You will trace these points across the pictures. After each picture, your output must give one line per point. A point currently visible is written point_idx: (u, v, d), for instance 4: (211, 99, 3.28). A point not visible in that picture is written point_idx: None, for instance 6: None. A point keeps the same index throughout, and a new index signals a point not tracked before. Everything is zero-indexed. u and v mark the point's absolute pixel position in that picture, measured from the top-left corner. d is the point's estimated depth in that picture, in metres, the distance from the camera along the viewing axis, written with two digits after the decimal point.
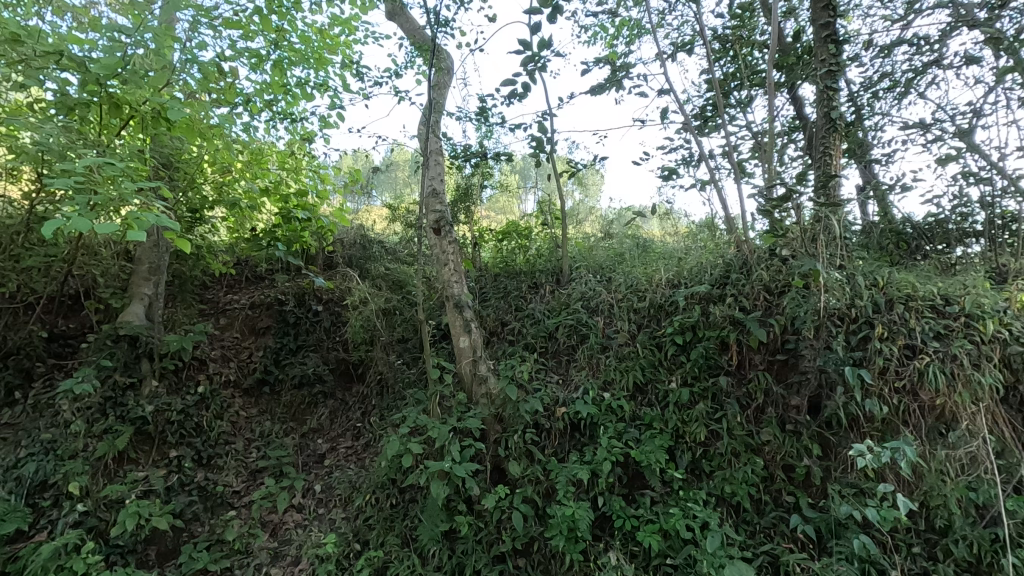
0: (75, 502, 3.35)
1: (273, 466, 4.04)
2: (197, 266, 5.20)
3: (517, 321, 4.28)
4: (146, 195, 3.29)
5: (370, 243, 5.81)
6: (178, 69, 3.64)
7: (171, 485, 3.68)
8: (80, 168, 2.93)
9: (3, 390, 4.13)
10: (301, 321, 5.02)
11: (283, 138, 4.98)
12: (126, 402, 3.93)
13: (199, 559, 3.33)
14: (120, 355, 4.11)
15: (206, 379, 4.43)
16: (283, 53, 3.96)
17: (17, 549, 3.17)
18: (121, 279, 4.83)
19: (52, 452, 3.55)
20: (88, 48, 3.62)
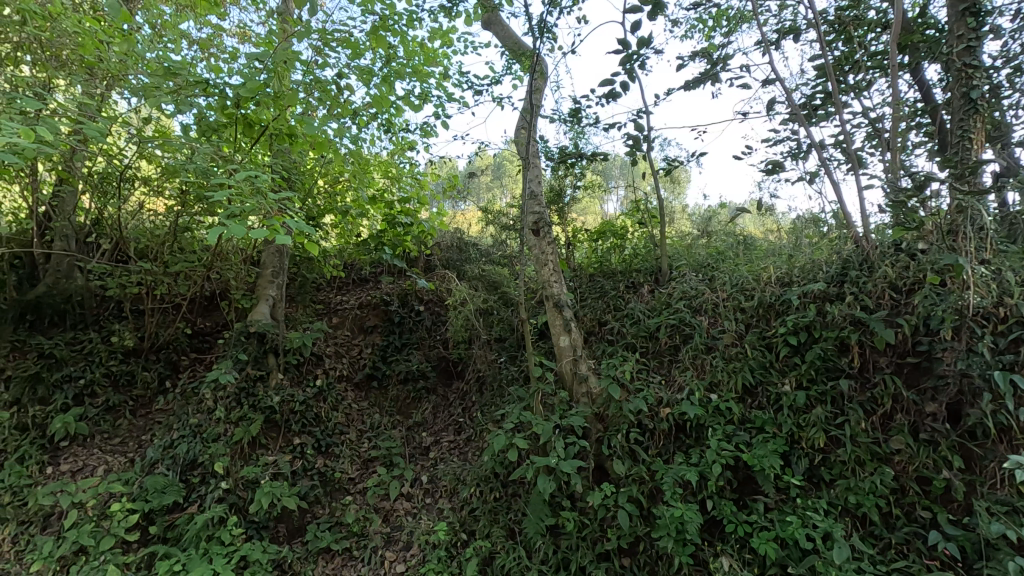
0: (219, 479, 3.75)
1: (384, 455, 4.32)
2: (313, 269, 5.67)
3: (616, 321, 4.27)
4: (282, 204, 3.60)
5: (467, 247, 6.12)
6: (300, 89, 3.94)
7: (297, 470, 4.01)
8: (235, 181, 3.31)
9: (157, 379, 4.75)
10: (406, 320, 5.36)
11: (387, 148, 5.26)
12: (257, 392, 4.33)
13: (323, 538, 3.62)
14: (251, 350, 4.53)
15: (323, 373, 4.80)
16: (391, 67, 4.14)
17: (174, 519, 3.60)
18: (249, 282, 5.32)
19: (199, 435, 3.99)
20: (226, 75, 4.04)
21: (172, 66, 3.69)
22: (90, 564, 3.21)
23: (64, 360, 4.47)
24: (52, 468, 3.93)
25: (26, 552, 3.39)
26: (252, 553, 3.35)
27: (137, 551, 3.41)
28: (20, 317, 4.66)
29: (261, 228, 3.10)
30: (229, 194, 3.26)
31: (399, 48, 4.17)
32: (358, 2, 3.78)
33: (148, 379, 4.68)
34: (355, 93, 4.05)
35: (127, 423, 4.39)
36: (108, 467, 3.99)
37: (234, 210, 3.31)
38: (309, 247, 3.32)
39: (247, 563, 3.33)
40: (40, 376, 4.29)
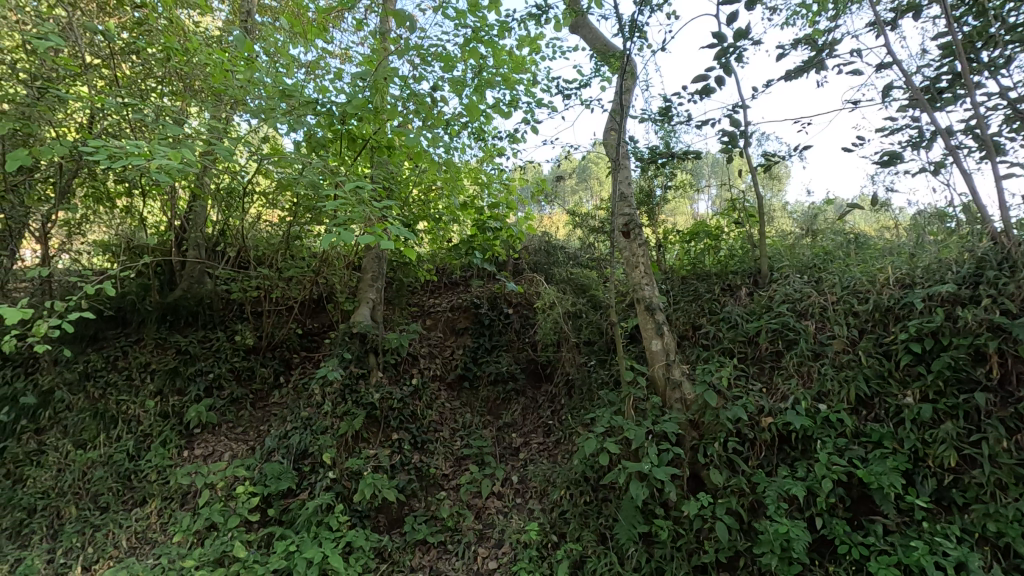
0: (327, 469, 4.04)
1: (476, 454, 4.44)
2: (408, 273, 5.96)
3: (711, 324, 4.10)
4: (383, 212, 3.82)
5: (554, 249, 6.14)
6: (398, 103, 4.16)
7: (395, 464, 4.22)
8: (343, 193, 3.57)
9: (273, 374, 5.20)
10: (495, 323, 5.48)
11: (477, 155, 5.40)
12: (359, 389, 4.61)
13: (419, 530, 3.79)
14: (355, 349, 4.83)
15: (419, 372, 5.02)
16: (481, 77, 4.25)
17: (289, 503, 3.92)
18: (351, 285, 5.68)
19: (310, 427, 4.32)
20: (331, 94, 4.35)
21: (287, 89, 4.06)
22: (220, 539, 3.58)
23: (198, 357, 5.05)
24: (188, 452, 4.43)
25: (169, 524, 3.85)
26: (356, 539, 3.58)
27: (257, 530, 3.76)
28: (162, 318, 5.35)
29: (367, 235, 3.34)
30: (337, 204, 3.52)
31: (489, 58, 4.27)
32: (452, 17, 3.92)
33: (265, 375, 5.14)
34: (447, 104, 4.21)
35: (248, 414, 4.84)
36: (233, 454, 4.42)
37: (341, 220, 3.56)
38: (407, 252, 3.51)
39: (352, 548, 3.56)
40: (179, 369, 4.92)
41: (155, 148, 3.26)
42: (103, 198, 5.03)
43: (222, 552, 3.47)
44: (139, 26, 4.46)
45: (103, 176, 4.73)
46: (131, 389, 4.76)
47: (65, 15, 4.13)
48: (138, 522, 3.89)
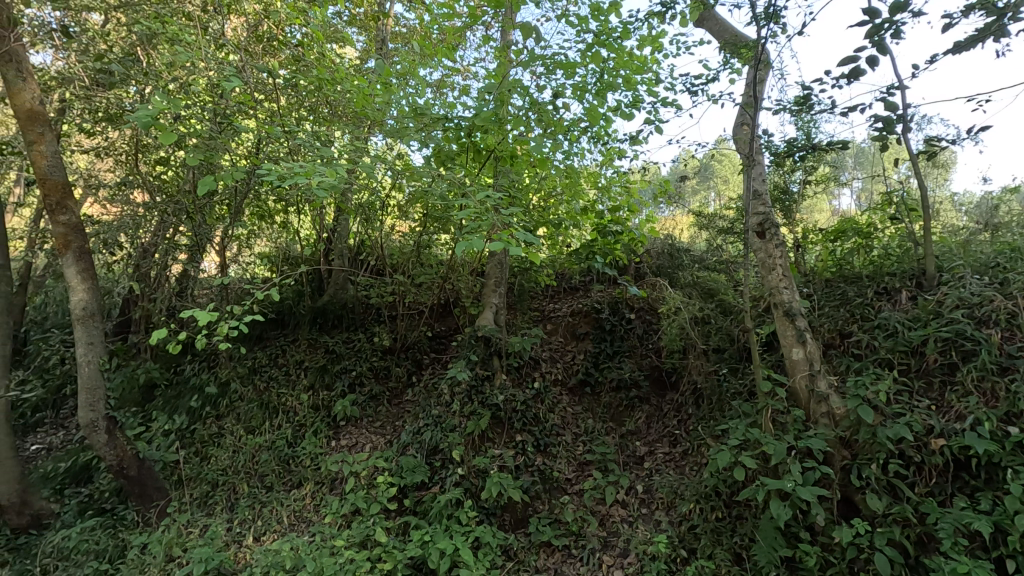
0: (456, 465, 4.25)
1: (599, 460, 4.40)
2: (528, 278, 6.07)
3: (863, 331, 3.69)
4: (508, 220, 3.93)
5: (678, 252, 5.92)
6: (520, 113, 4.27)
7: (519, 465, 4.32)
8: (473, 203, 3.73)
9: (406, 374, 5.58)
10: (617, 328, 5.38)
11: (597, 159, 5.36)
12: (484, 390, 4.78)
13: (544, 532, 3.85)
14: (480, 352, 5.03)
15: (541, 376, 5.09)
16: (602, 81, 4.23)
17: (422, 495, 4.18)
18: (476, 291, 5.91)
19: (439, 424, 4.57)
20: (458, 109, 4.60)
21: (419, 109, 4.37)
22: (364, 523, 3.91)
23: (342, 356, 5.61)
24: (336, 441, 4.89)
25: (321, 506, 4.29)
26: (484, 535, 3.71)
27: (395, 518, 4.05)
28: (313, 320, 5.99)
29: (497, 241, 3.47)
30: (468, 213, 3.70)
31: (610, 61, 4.24)
32: (574, 24, 3.95)
33: (399, 374, 5.54)
34: (569, 110, 4.23)
35: (385, 410, 5.24)
36: (373, 446, 4.82)
37: (470, 228, 3.73)
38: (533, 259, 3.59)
39: (480, 544, 3.70)
40: (326, 367, 5.49)
41: (314, 168, 3.72)
42: (266, 215, 5.72)
43: (366, 535, 3.80)
44: (297, 63, 5.05)
45: (267, 196, 5.40)
46: (289, 383, 5.37)
47: (239, 60, 4.81)
48: (296, 502, 4.38)
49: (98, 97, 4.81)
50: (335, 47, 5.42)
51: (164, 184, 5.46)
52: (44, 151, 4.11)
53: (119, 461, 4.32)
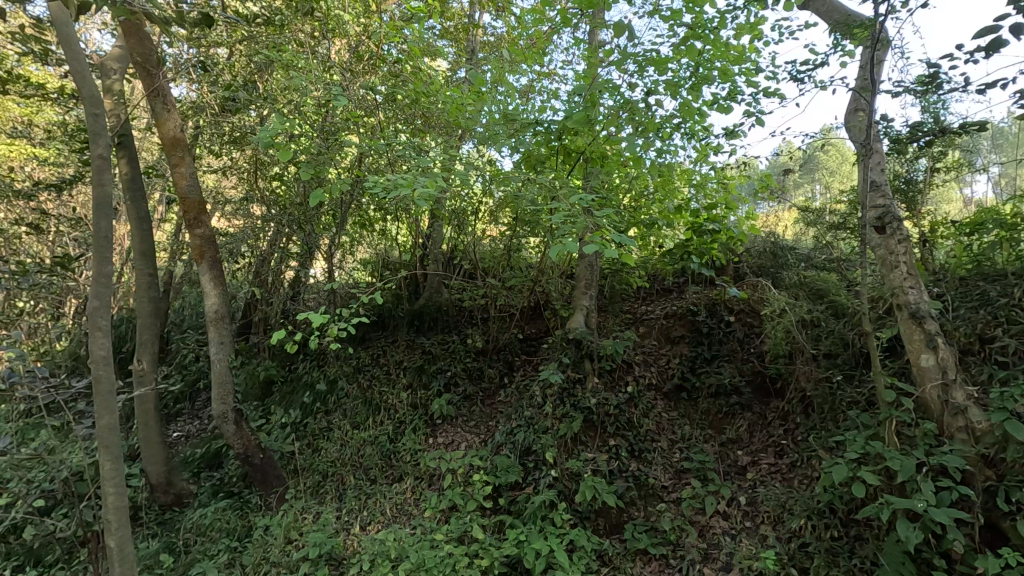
0: (549, 467, 4.27)
1: (697, 469, 4.23)
2: (619, 280, 5.97)
3: (1008, 337, 3.27)
4: (601, 222, 3.88)
5: (782, 251, 5.56)
6: (610, 113, 4.20)
7: (613, 469, 4.25)
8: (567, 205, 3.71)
9: (498, 375, 5.69)
10: (715, 331, 5.13)
11: (691, 156, 5.15)
12: (576, 393, 4.76)
13: (640, 540, 3.77)
14: (572, 355, 5.01)
15: (634, 380, 4.97)
16: (696, 74, 4.07)
17: (516, 495, 4.25)
18: (566, 293, 5.90)
19: (532, 425, 4.62)
20: (548, 113, 4.61)
21: (510, 116, 4.46)
22: (462, 519, 4.04)
23: (437, 357, 5.84)
24: (433, 439, 5.10)
25: (420, 500, 4.48)
26: (579, 539, 3.70)
27: (490, 516, 4.15)
28: (411, 322, 6.28)
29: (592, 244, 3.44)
30: (561, 216, 3.69)
31: (706, 53, 4.06)
32: (666, 19, 3.84)
33: (492, 375, 5.65)
34: (662, 107, 4.11)
35: (478, 410, 5.36)
36: (468, 444, 4.96)
37: (563, 230, 3.72)
38: (627, 260, 3.51)
39: (575, 547, 3.69)
40: (423, 367, 5.73)
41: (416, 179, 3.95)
42: (367, 224, 6.08)
43: (463, 530, 3.92)
44: (395, 78, 5.33)
45: (368, 206, 5.74)
46: (390, 382, 5.67)
47: (344, 80, 5.16)
48: (398, 495, 4.60)
49: (226, 121, 5.39)
50: (428, 60, 5.63)
51: (279, 197, 5.97)
52: (183, 172, 4.66)
53: (246, 449, 4.77)
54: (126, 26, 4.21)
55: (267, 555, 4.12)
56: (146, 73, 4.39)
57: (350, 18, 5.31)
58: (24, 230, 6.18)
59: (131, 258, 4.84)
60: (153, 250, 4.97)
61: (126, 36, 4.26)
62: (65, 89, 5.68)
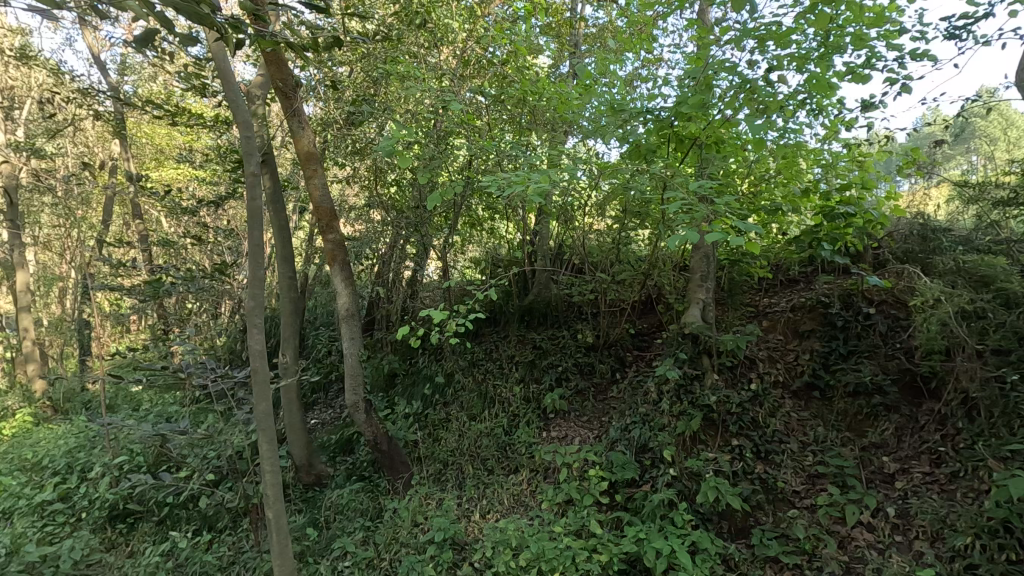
0: (668, 466, 4.16)
1: (835, 474, 3.89)
2: (738, 271, 5.62)
3: None
4: (724, 210, 3.66)
5: (934, 233, 4.91)
6: (728, 93, 3.96)
7: (737, 470, 4.04)
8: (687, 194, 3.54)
9: (610, 370, 5.62)
10: (852, 325, 4.65)
11: (817, 134, 4.73)
12: (694, 390, 4.57)
13: (771, 547, 3.56)
14: (688, 350, 4.81)
15: (758, 377, 4.64)
16: (826, 43, 3.72)
17: (634, 492, 4.20)
18: (680, 286, 5.67)
19: (648, 422, 4.53)
20: (657, 101, 4.46)
21: (618, 108, 4.38)
22: (579, 513, 4.06)
23: (548, 352, 5.89)
24: (547, 433, 5.18)
25: (537, 492, 4.57)
26: (702, 541, 3.58)
27: (607, 512, 4.13)
28: (522, 318, 6.41)
29: (715, 232, 3.24)
30: (679, 205, 3.53)
31: (837, 19, 3.70)
32: None
33: (603, 371, 5.60)
34: (786, 83, 3.80)
35: (591, 405, 5.34)
36: (582, 439, 4.98)
37: (682, 220, 3.56)
38: (754, 249, 3.28)
39: (698, 549, 3.58)
40: (535, 363, 5.83)
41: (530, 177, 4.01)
42: (476, 223, 6.29)
43: (582, 524, 3.95)
44: (500, 80, 5.46)
45: (478, 206, 5.95)
46: (504, 376, 5.84)
47: (453, 85, 5.38)
48: (515, 486, 4.73)
49: (350, 134, 5.84)
50: (532, 58, 5.69)
51: (396, 202, 6.36)
52: (317, 183, 5.12)
53: (375, 436, 5.14)
54: (269, 57, 4.65)
55: (397, 535, 4.43)
56: (286, 97, 4.89)
57: (457, 25, 5.52)
58: (191, 241, 7.16)
59: (274, 263, 5.41)
60: (292, 256, 5.52)
61: (268, 65, 4.74)
62: (219, 117, 6.49)
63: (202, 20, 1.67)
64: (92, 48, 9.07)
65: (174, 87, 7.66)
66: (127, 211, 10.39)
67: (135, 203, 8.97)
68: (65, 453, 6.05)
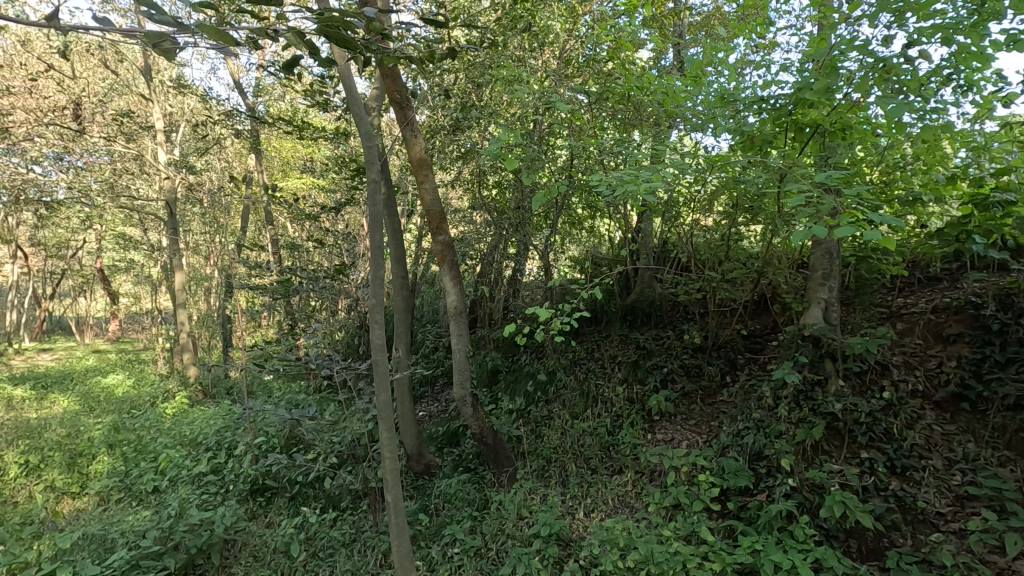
0: (785, 475, 3.92)
1: (990, 497, 3.44)
2: (867, 269, 5.13)
3: None
4: (856, 201, 3.33)
5: None
6: (857, 75, 3.62)
7: (867, 486, 3.72)
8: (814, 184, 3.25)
9: (719, 373, 5.37)
10: (1011, 328, 4.02)
11: (966, 114, 4.18)
12: (816, 397, 4.27)
13: (909, 571, 3.24)
14: (808, 354, 4.48)
15: (892, 385, 4.22)
16: (982, 9, 3.28)
17: (747, 501, 4.01)
18: (799, 285, 5.27)
19: (763, 429, 4.29)
20: (773, 87, 4.20)
21: (730, 98, 4.20)
22: (689, 518, 3.95)
23: (653, 352, 5.76)
24: (652, 435, 5.08)
25: (643, 495, 4.52)
26: (827, 558, 3.34)
27: (718, 520, 3.98)
28: (624, 318, 6.32)
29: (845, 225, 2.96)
30: (803, 197, 3.27)
31: None
32: None
33: (712, 373, 5.37)
34: (929, 59, 3.40)
35: (699, 409, 5.15)
36: (689, 443, 4.82)
37: (805, 214, 3.30)
38: (894, 243, 2.95)
39: (822, 566, 3.35)
40: (639, 363, 5.72)
41: (641, 174, 3.94)
42: (577, 222, 6.30)
43: (691, 530, 3.84)
44: (601, 77, 5.43)
45: (579, 206, 5.96)
46: (606, 376, 5.81)
47: (555, 85, 5.43)
48: (619, 487, 4.70)
49: (456, 139, 6.10)
50: (635, 52, 5.60)
51: (498, 203, 6.55)
52: (427, 188, 5.38)
53: (481, 430, 5.29)
54: (385, 71, 4.98)
55: (503, 527, 4.57)
56: (400, 108, 5.21)
57: (560, 26, 5.57)
58: (315, 244, 7.84)
59: (389, 264, 5.77)
60: (405, 257, 5.85)
61: (384, 79, 5.07)
62: (340, 129, 7.04)
63: (348, 44, 1.87)
64: (233, 74, 10.24)
65: (300, 104, 8.42)
66: (261, 218, 11.60)
67: (268, 211, 9.97)
68: (216, 432, 6.89)
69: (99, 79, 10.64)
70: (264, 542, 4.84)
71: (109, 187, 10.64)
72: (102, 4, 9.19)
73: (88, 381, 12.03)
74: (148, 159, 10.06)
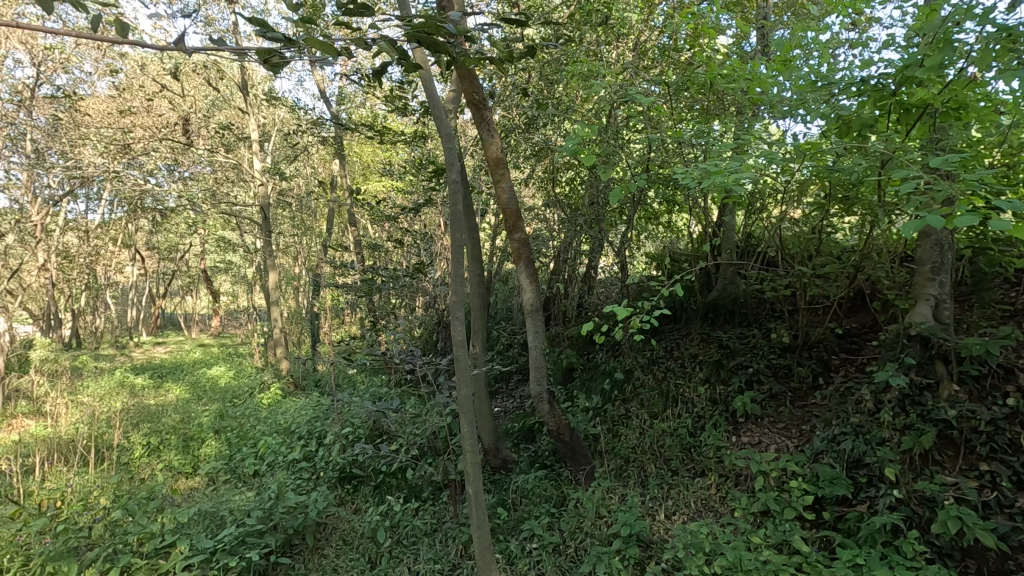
0: (890, 486, 3.64)
1: None
2: (984, 262, 4.63)
3: None
4: (979, 185, 2.98)
5: None
6: (977, 47, 3.25)
7: (988, 502, 3.37)
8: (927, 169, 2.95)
9: (811, 374, 5.06)
10: None
11: None
12: (925, 402, 3.93)
13: None
14: (915, 355, 4.11)
15: (1018, 392, 3.76)
16: None
17: (846, 511, 3.76)
18: (903, 280, 4.86)
19: (862, 435, 4.00)
20: (873, 67, 3.87)
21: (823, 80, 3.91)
22: (780, 526, 3.76)
23: (737, 352, 5.50)
24: (737, 438, 4.87)
25: (728, 499, 4.35)
26: None
27: (813, 530, 3.76)
28: (705, 315, 6.10)
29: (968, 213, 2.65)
30: (916, 183, 2.96)
31: None
32: None
33: (803, 374, 5.07)
34: None
35: (788, 412, 4.87)
36: (779, 447, 4.58)
37: (916, 202, 3.00)
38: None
39: None
40: (722, 362, 5.49)
41: (727, 165, 3.77)
42: (653, 217, 6.16)
43: (783, 538, 3.65)
44: (679, 66, 5.26)
45: (656, 200, 5.82)
46: (686, 375, 5.63)
47: (630, 78, 5.33)
48: (703, 490, 4.55)
49: (530, 137, 6.13)
50: (715, 39, 5.38)
51: (573, 201, 6.53)
52: (504, 187, 5.42)
53: (558, 428, 5.21)
54: (462, 73, 5.08)
55: (581, 525, 4.53)
56: (477, 108, 5.29)
57: (635, 17, 5.46)
58: (395, 244, 8.16)
59: (466, 262, 5.87)
60: (481, 255, 5.93)
61: (461, 80, 5.17)
62: (417, 132, 7.27)
63: (439, 49, 1.94)
64: (319, 84, 10.87)
65: (380, 110, 8.79)
66: (345, 220, 12.24)
67: (351, 213, 10.48)
68: (307, 421, 7.35)
69: (204, 96, 11.63)
70: (352, 527, 5.10)
71: (212, 195, 11.61)
72: (206, 27, 10.01)
73: (195, 372, 13.21)
74: (246, 168, 10.88)
